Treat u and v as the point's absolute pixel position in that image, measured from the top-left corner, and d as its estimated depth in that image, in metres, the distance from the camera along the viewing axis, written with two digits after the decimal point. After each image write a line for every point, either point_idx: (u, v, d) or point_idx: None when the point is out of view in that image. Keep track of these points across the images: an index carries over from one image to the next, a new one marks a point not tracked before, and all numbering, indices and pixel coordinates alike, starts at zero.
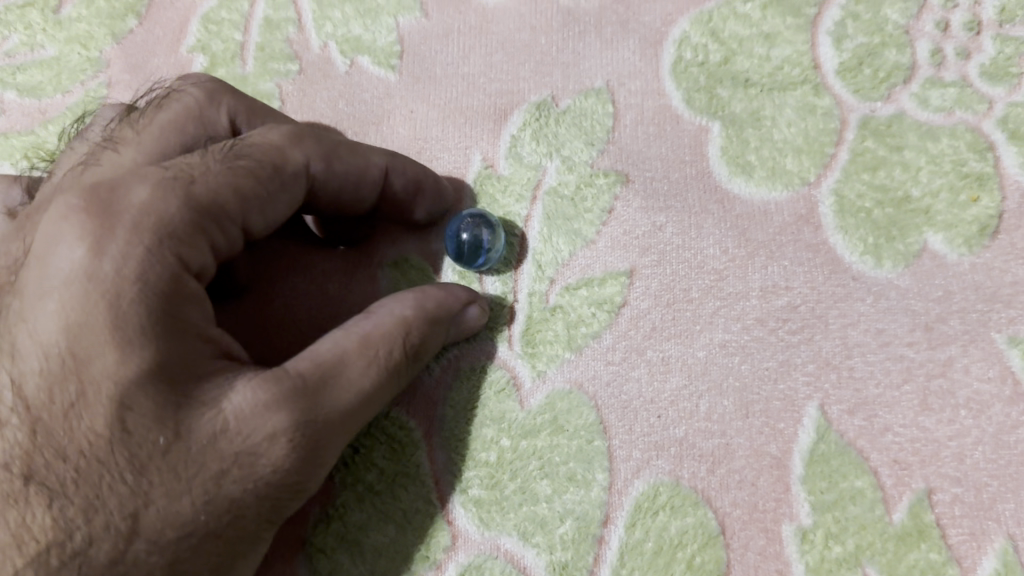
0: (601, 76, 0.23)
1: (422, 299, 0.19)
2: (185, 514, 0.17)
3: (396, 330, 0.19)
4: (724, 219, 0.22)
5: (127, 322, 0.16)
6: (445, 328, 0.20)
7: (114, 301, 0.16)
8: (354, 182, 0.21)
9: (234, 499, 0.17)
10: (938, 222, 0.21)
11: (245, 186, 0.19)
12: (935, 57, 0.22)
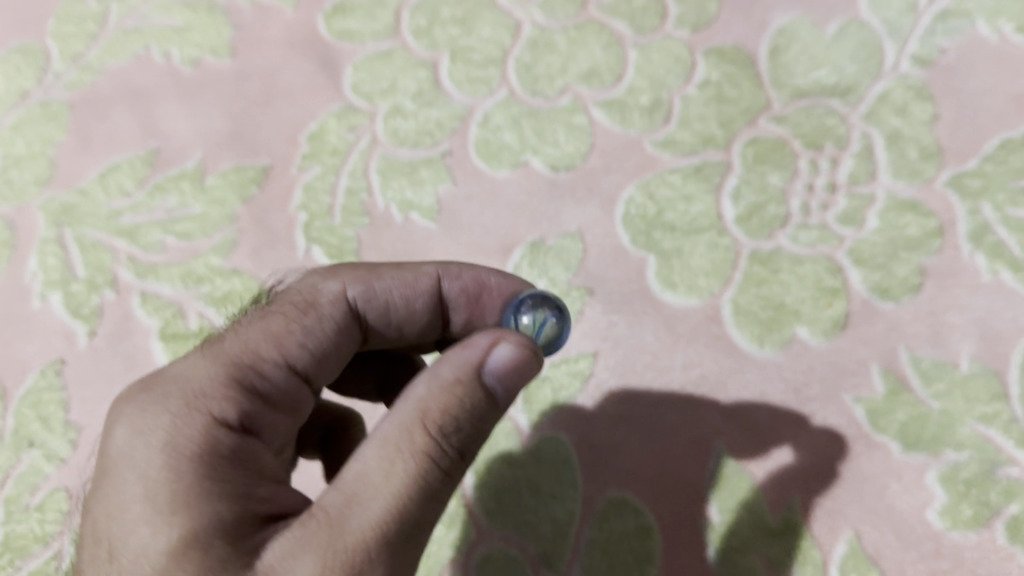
0: (575, 224, 0.34)
1: (436, 378, 0.22)
2: None
3: (414, 422, 0.21)
4: (659, 318, 0.32)
5: (156, 493, 0.21)
6: (470, 387, 0.22)
7: (150, 480, 0.21)
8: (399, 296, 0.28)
9: None
10: (805, 319, 0.32)
11: (292, 328, 0.25)
12: (804, 208, 0.34)
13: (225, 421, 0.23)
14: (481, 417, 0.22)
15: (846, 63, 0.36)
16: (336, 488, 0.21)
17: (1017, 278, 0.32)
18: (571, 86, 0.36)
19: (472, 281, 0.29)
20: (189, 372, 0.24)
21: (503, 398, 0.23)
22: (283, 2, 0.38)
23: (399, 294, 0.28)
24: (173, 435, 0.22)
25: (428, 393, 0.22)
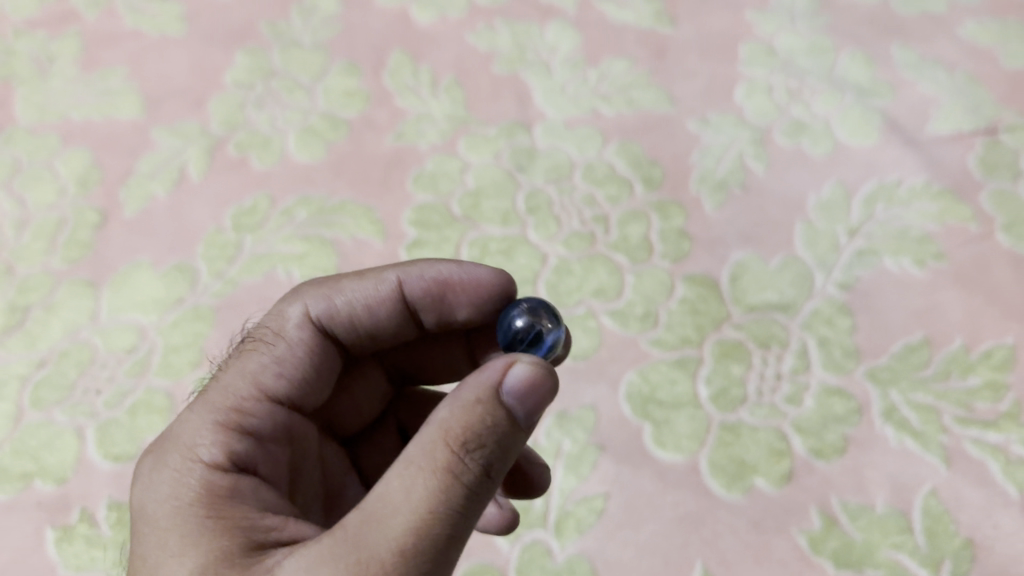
0: (590, 398, 0.46)
1: (461, 402, 0.29)
2: None
3: (438, 443, 0.28)
4: (653, 470, 0.44)
5: (173, 528, 0.30)
6: (489, 404, 0.29)
7: (162, 519, 0.31)
8: (361, 303, 0.39)
9: None
10: (761, 472, 0.43)
11: (265, 360, 0.37)
12: (758, 391, 0.46)
13: (215, 459, 0.32)
14: (496, 435, 0.29)
15: (786, 288, 0.50)
16: (377, 496, 0.28)
17: (916, 444, 0.44)
18: (585, 301, 0.50)
19: (427, 279, 0.40)
20: (186, 429, 0.34)
21: (524, 412, 0.29)
22: (375, 239, 0.52)
23: (362, 302, 0.39)
24: (180, 479, 0.32)
25: (445, 418, 0.29)
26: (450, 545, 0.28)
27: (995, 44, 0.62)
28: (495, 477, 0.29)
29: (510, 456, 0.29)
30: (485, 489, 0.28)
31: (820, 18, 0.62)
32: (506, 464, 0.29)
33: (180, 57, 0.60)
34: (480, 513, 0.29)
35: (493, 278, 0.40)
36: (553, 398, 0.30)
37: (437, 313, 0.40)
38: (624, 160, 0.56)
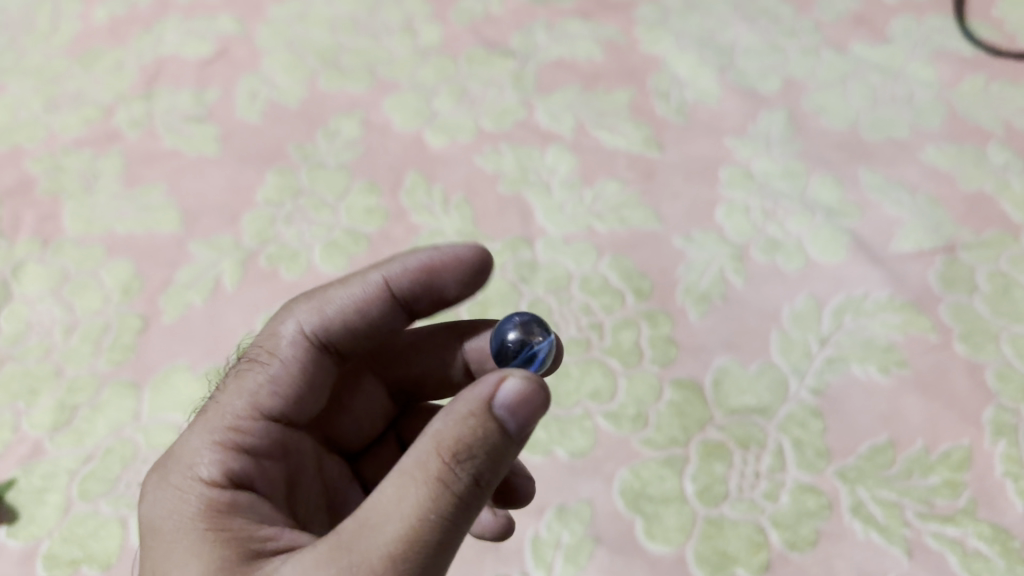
0: (587, 493, 0.51)
1: (454, 414, 0.34)
2: None
3: (431, 455, 0.33)
4: (644, 561, 0.48)
5: (177, 536, 0.36)
6: (480, 416, 0.34)
7: (167, 528, 0.37)
8: (350, 312, 0.46)
9: None
10: (742, 564, 0.48)
11: (258, 379, 0.43)
12: (739, 488, 0.51)
13: (211, 475, 0.38)
14: (488, 447, 0.34)
15: (763, 393, 0.55)
16: (377, 501, 0.34)
17: (881, 537, 0.48)
18: (582, 402, 0.55)
19: (409, 273, 0.47)
20: (187, 449, 0.40)
21: (517, 423, 0.34)
22: None
23: (351, 307, 0.46)
24: (184, 493, 0.38)
25: (443, 430, 0.34)
26: (440, 546, 0.33)
27: (954, 167, 0.68)
28: (483, 484, 0.34)
29: (501, 464, 0.34)
30: (472, 495, 0.33)
31: (793, 145, 0.69)
32: (496, 473, 0.34)
33: (215, 175, 0.67)
34: (470, 513, 0.34)
35: (471, 251, 0.47)
36: (546, 409, 0.35)
37: (423, 296, 0.47)
38: (616, 272, 0.62)
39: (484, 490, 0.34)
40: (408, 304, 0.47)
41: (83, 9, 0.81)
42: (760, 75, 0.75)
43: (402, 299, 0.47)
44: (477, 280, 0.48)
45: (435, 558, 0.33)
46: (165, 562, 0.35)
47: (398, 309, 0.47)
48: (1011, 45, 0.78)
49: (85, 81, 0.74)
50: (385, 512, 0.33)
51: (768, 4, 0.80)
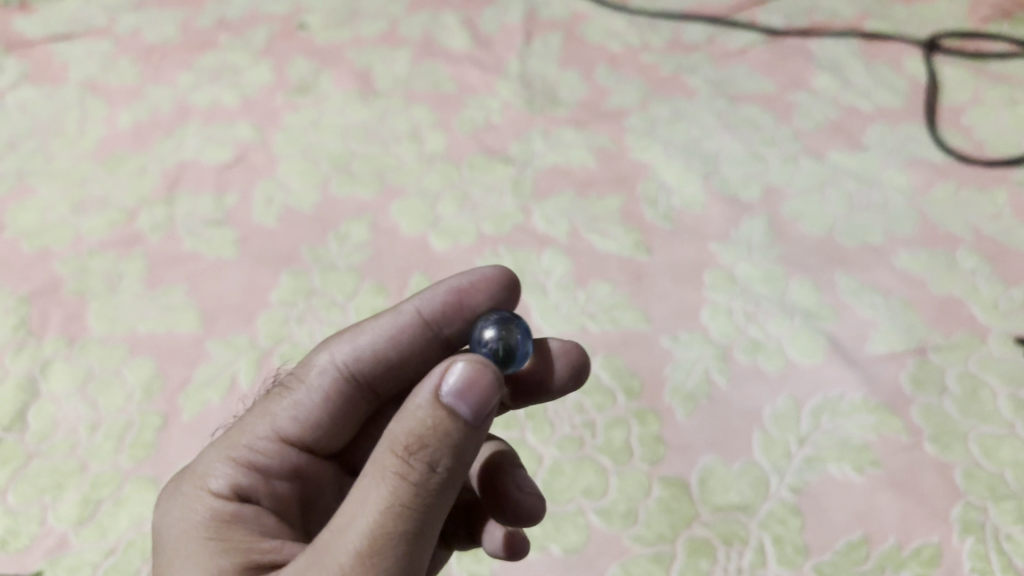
0: None
1: (411, 410, 0.39)
2: None
3: (393, 451, 0.38)
4: None
5: (184, 538, 0.44)
6: (432, 408, 0.38)
7: (179, 530, 0.45)
8: (382, 341, 0.52)
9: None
10: None
11: (281, 406, 0.50)
12: None
13: (217, 487, 0.46)
14: (440, 436, 0.38)
15: (746, 490, 0.59)
16: (353, 498, 0.39)
17: None
18: (576, 498, 0.58)
19: (442, 300, 0.52)
20: (201, 466, 0.48)
21: (469, 410, 0.38)
22: None
23: (382, 338, 0.52)
24: (193, 501, 0.46)
25: (398, 425, 0.39)
26: (411, 535, 0.38)
27: (925, 272, 0.72)
28: (442, 471, 0.38)
29: (460, 453, 0.39)
30: (429, 483, 0.38)
31: (773, 250, 0.74)
32: (454, 460, 0.38)
33: (233, 276, 0.71)
34: (431, 501, 0.38)
35: (489, 270, 0.53)
36: (494, 392, 0.39)
37: (456, 323, 0.53)
38: (608, 371, 0.66)
39: (446, 479, 0.38)
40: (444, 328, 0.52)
41: (108, 114, 0.86)
42: (742, 182, 0.80)
43: (437, 323, 0.52)
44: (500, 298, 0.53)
45: (407, 546, 0.38)
46: (173, 557, 0.43)
47: (433, 334, 0.52)
48: (978, 153, 0.83)
49: (110, 184, 0.79)
50: (356, 507, 0.38)
51: (750, 114, 0.86)
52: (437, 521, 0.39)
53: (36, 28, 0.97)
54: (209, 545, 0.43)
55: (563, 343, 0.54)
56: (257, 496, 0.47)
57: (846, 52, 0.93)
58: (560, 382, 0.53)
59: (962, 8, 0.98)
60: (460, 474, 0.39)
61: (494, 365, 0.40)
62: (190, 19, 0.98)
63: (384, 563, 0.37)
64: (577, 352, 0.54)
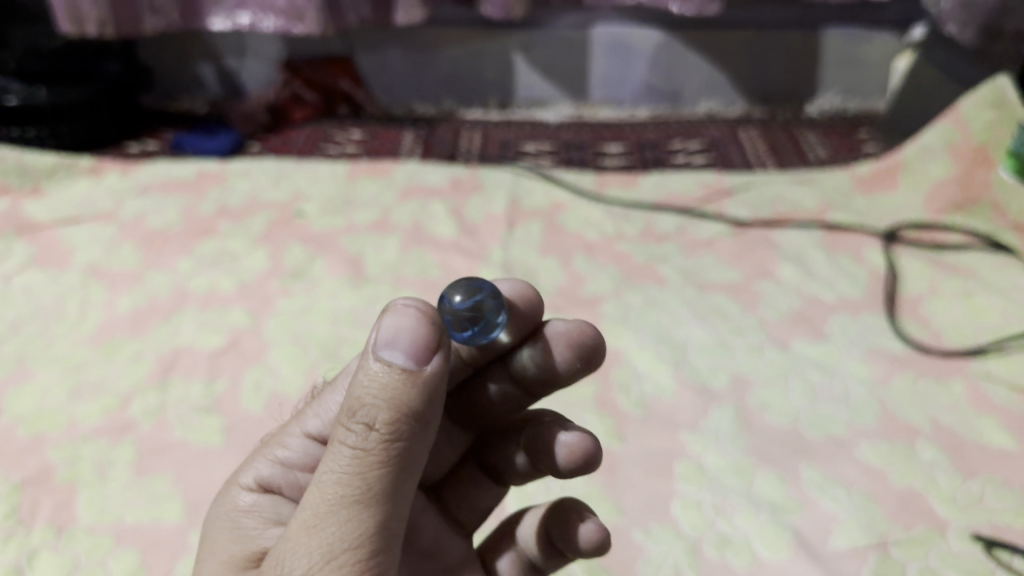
0: None
1: (357, 372, 0.40)
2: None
3: (341, 415, 0.39)
4: None
5: (213, 526, 0.49)
6: (371, 365, 0.39)
7: (211, 521, 0.50)
8: None
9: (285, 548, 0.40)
10: None
11: (314, 410, 0.51)
12: None
13: (249, 483, 0.50)
14: (378, 391, 0.38)
15: None
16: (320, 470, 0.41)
17: None
18: None
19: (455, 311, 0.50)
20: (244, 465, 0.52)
21: (404, 358, 0.39)
22: None
23: None
24: (227, 493, 0.51)
25: (351, 388, 0.40)
26: (361, 496, 0.39)
27: (886, 465, 0.74)
28: (381, 429, 0.38)
29: (402, 410, 0.39)
30: (373, 443, 0.39)
31: (740, 441, 0.76)
32: (391, 415, 0.38)
33: (217, 465, 0.73)
34: (381, 460, 0.39)
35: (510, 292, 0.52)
36: (422, 337, 0.39)
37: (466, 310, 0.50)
38: (581, 567, 0.66)
39: (389, 434, 0.39)
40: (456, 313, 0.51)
41: (108, 298, 0.91)
42: (710, 371, 0.83)
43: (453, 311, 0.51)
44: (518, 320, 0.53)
45: (358, 506, 0.39)
46: (209, 543, 0.48)
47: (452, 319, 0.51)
48: (936, 343, 0.86)
49: (105, 369, 0.82)
50: (318, 477, 0.40)
51: (717, 303, 0.92)
52: (395, 478, 0.40)
53: (45, 212, 1.03)
54: (229, 535, 0.48)
55: (578, 327, 0.54)
56: (284, 489, 0.50)
57: (808, 243, 1.00)
58: (572, 367, 0.54)
59: (919, 200, 1.06)
60: (410, 428, 0.39)
61: (432, 313, 0.40)
62: (193, 206, 1.05)
63: (332, 527, 0.39)
64: (591, 339, 0.54)
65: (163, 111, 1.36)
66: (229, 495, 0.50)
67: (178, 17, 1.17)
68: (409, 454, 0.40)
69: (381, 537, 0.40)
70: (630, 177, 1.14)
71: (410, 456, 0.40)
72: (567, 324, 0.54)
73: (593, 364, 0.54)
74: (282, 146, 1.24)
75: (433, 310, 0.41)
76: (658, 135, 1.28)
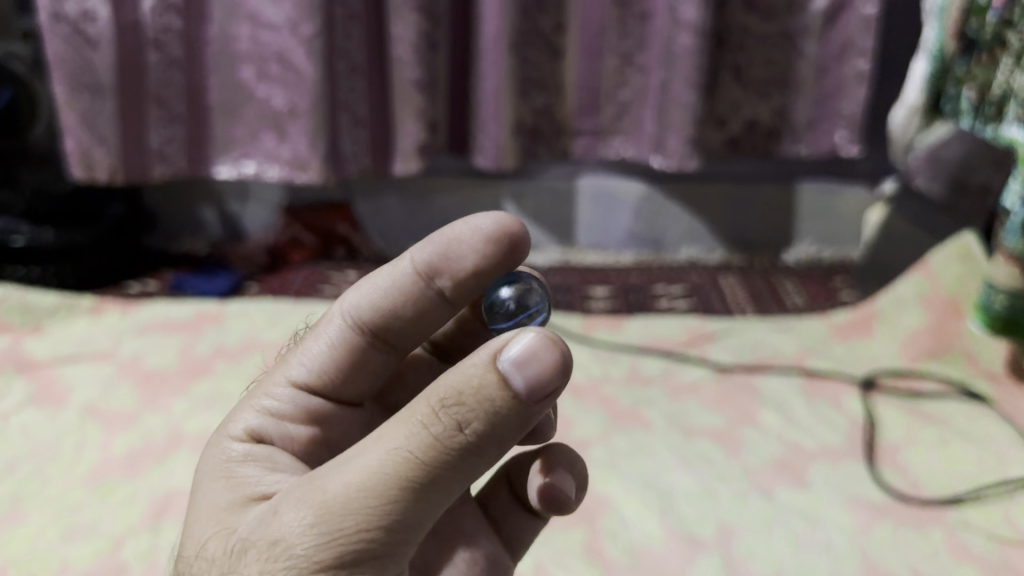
0: None
1: (464, 367, 0.39)
2: (228, 516, 0.44)
3: (432, 399, 0.39)
4: None
5: (202, 481, 0.49)
6: (486, 370, 0.38)
7: (197, 480, 0.49)
8: (390, 284, 0.55)
9: (315, 495, 0.39)
10: None
11: (296, 358, 0.56)
12: None
13: (242, 433, 0.51)
14: (481, 400, 0.38)
15: None
16: (381, 434, 0.39)
17: None
18: None
19: (435, 246, 0.54)
20: (236, 410, 0.53)
21: (522, 384, 0.38)
22: None
23: (387, 285, 0.55)
24: (215, 444, 0.51)
25: (453, 375, 0.39)
26: (416, 486, 0.38)
27: None
28: (469, 434, 0.38)
29: (495, 424, 0.38)
30: (453, 446, 0.38)
31: None
32: (483, 428, 0.38)
33: None
34: (450, 465, 0.38)
35: (490, 226, 0.52)
36: (553, 376, 0.38)
37: (445, 246, 0.53)
38: None
39: (471, 442, 0.38)
40: (434, 245, 0.54)
41: (104, 440, 0.92)
42: (697, 519, 0.84)
43: (433, 245, 0.54)
44: (502, 251, 0.53)
45: (409, 500, 0.38)
46: (198, 493, 0.48)
47: (434, 253, 0.54)
48: (915, 492, 0.87)
49: (98, 512, 0.82)
50: (377, 444, 0.39)
51: (702, 449, 0.93)
52: (450, 483, 0.39)
53: (44, 350, 1.06)
54: (226, 483, 0.47)
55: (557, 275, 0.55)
56: (274, 437, 0.52)
57: (789, 390, 1.03)
58: None
59: (895, 348, 1.10)
60: (490, 444, 0.39)
61: (567, 347, 0.39)
62: (189, 346, 1.08)
63: (370, 506, 0.38)
64: None
65: (164, 251, 1.40)
66: (220, 443, 0.51)
67: (185, 165, 1.22)
68: (473, 468, 0.39)
69: (413, 531, 0.39)
70: (616, 321, 1.19)
71: (474, 468, 0.39)
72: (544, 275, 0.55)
73: None
74: (280, 286, 1.28)
75: (566, 342, 0.39)
76: (641, 279, 1.33)
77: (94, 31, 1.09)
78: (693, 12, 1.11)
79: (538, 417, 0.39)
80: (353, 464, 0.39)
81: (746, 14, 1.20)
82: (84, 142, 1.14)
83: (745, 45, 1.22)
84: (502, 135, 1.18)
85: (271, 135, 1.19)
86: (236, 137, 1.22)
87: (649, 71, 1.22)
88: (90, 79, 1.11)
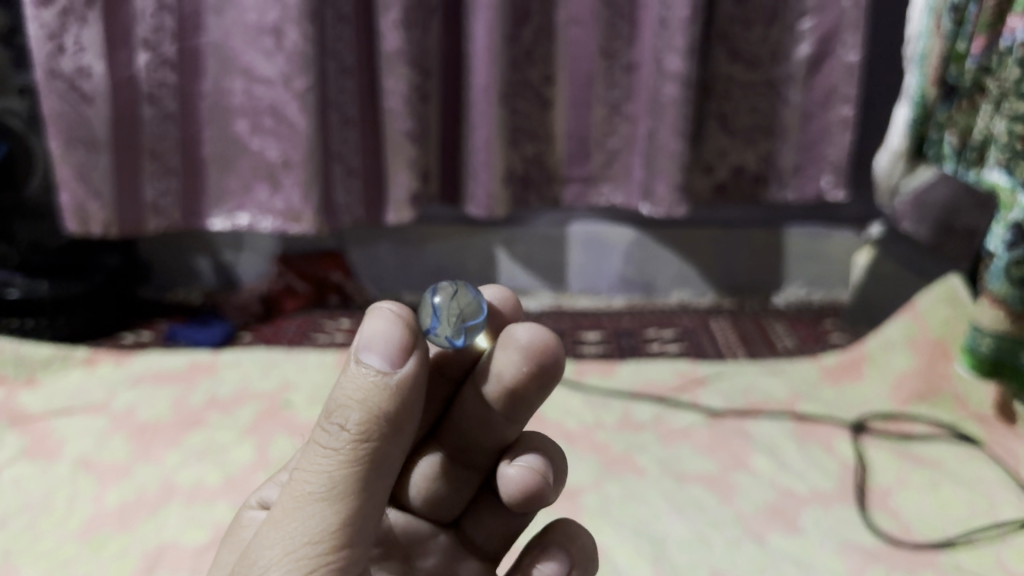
0: None
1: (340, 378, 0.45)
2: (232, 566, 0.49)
3: (323, 416, 0.45)
4: None
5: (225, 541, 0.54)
6: (349, 371, 0.44)
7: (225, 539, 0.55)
8: None
9: (266, 534, 0.45)
10: None
11: None
12: None
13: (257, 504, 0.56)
14: (350, 397, 0.43)
15: None
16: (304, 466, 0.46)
17: None
18: None
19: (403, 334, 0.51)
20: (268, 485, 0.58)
21: (381, 359, 0.43)
22: None
23: None
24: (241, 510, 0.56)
25: (333, 392, 0.45)
26: (333, 491, 0.43)
27: None
28: (351, 427, 0.43)
29: (371, 410, 0.43)
30: (345, 442, 0.43)
31: None
32: (361, 416, 0.43)
33: None
34: (351, 460, 0.43)
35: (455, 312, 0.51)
36: (395, 343, 0.44)
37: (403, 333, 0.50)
38: None
39: (360, 434, 0.43)
40: None
41: (97, 493, 0.92)
42: (690, 566, 0.83)
43: None
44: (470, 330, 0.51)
45: (330, 505, 0.43)
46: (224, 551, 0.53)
47: None
48: (907, 536, 0.88)
49: (92, 565, 0.82)
50: (300, 472, 0.45)
51: (695, 495, 0.94)
52: (364, 476, 0.44)
53: (38, 403, 1.06)
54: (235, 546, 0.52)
55: (537, 335, 0.51)
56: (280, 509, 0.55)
57: (781, 435, 1.03)
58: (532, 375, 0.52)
59: (885, 391, 1.11)
60: (382, 433, 0.44)
61: (407, 317, 0.45)
62: (183, 397, 1.08)
63: (298, 523, 0.43)
64: (549, 348, 0.52)
65: (159, 300, 1.41)
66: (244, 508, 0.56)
67: (179, 217, 1.23)
68: (381, 456, 0.44)
69: (355, 528, 0.44)
70: (608, 366, 1.19)
71: (381, 456, 0.44)
72: (530, 332, 0.52)
73: (551, 371, 0.52)
74: (273, 335, 1.29)
75: (407, 316, 0.45)
76: (633, 323, 1.34)
77: (90, 86, 1.10)
78: (679, 62, 1.13)
79: (416, 386, 0.44)
80: (288, 497, 0.45)
81: (730, 64, 1.23)
82: (80, 196, 1.15)
83: (730, 94, 1.24)
84: (492, 184, 1.19)
85: (266, 186, 1.21)
86: (231, 189, 1.23)
87: (636, 120, 1.24)
88: (86, 133, 1.12)
